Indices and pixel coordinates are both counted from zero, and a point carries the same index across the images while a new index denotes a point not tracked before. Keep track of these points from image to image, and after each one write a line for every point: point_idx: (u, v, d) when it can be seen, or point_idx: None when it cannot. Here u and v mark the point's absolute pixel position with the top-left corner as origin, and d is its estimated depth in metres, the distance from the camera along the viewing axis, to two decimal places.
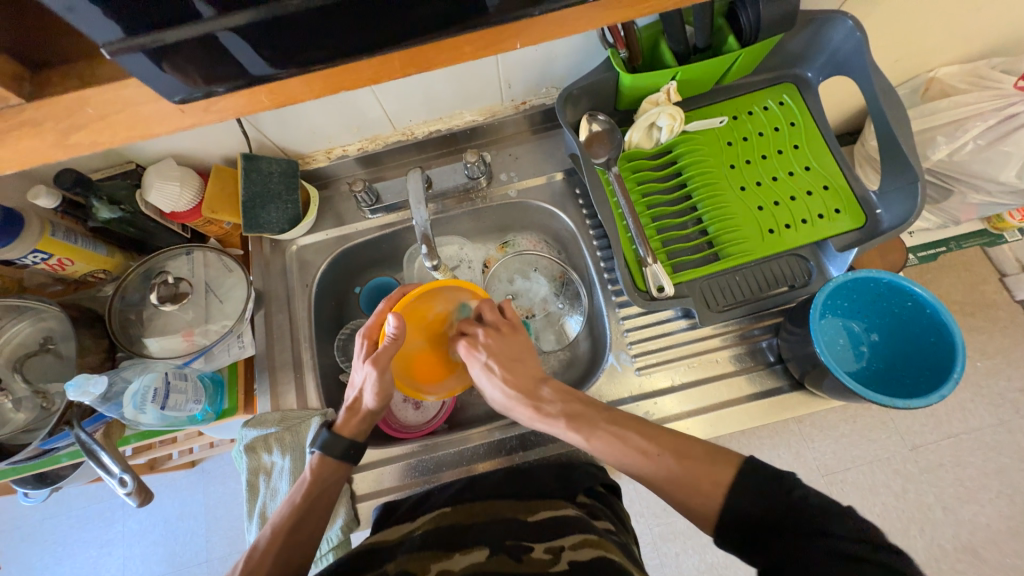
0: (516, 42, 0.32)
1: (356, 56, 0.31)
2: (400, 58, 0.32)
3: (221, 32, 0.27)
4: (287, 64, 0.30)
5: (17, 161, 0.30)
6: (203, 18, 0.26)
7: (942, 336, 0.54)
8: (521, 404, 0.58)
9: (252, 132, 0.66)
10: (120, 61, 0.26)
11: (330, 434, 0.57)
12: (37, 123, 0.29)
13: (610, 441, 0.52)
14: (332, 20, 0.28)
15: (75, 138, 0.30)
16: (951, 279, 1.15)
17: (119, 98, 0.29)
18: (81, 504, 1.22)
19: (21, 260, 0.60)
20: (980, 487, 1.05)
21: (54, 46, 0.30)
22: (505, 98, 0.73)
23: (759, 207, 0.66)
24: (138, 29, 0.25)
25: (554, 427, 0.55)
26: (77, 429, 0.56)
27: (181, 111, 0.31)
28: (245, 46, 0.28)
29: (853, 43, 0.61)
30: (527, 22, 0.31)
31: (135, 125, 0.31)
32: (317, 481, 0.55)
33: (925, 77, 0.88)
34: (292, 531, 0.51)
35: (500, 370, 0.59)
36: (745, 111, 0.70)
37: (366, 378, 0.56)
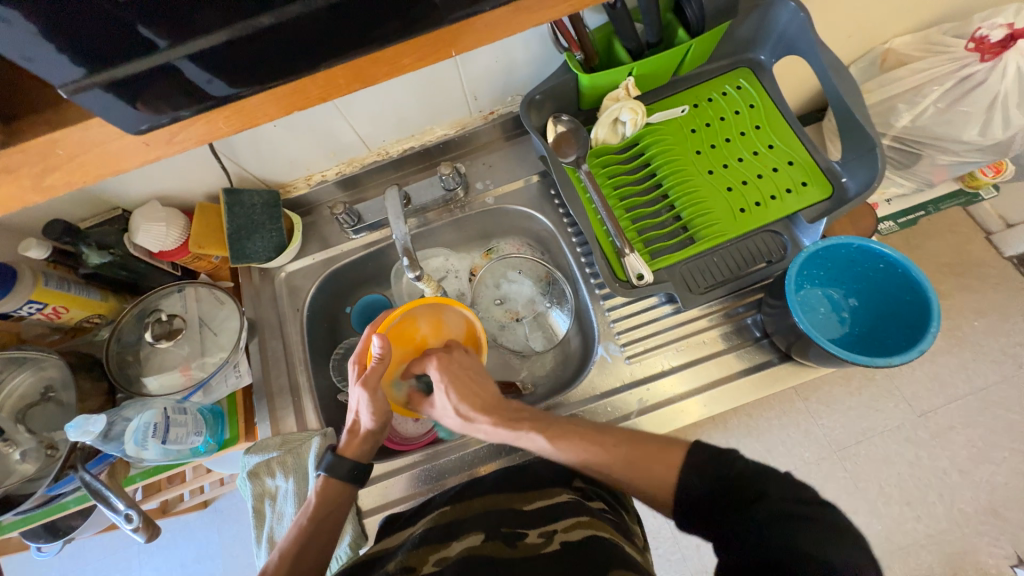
0: (452, 49, 0.35)
1: (308, 73, 0.33)
2: (344, 75, 0.34)
3: (179, 62, 0.29)
4: (243, 87, 0.32)
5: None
6: (162, 50, 0.28)
7: (916, 294, 0.55)
8: (483, 419, 0.56)
9: (232, 167, 0.69)
10: (76, 99, 0.29)
11: (335, 456, 0.57)
12: (13, 169, 0.31)
13: (601, 426, 0.53)
14: (280, 43, 0.30)
15: (50, 179, 0.32)
16: (939, 243, 1.16)
17: (89, 138, 0.31)
18: (97, 556, 1.22)
19: (17, 312, 0.62)
20: (993, 446, 1.04)
21: (24, 96, 0.32)
22: (473, 110, 0.75)
23: (728, 189, 0.68)
24: (102, 66, 0.28)
25: (515, 437, 0.54)
26: (81, 472, 0.57)
27: (145, 145, 0.33)
28: (200, 72, 0.30)
29: (798, 23, 0.63)
30: (466, 27, 0.33)
31: (107, 162, 0.33)
32: (322, 504, 0.55)
33: (881, 50, 0.91)
34: (300, 557, 0.52)
35: (458, 390, 0.58)
36: (705, 98, 0.72)
37: (360, 400, 0.57)
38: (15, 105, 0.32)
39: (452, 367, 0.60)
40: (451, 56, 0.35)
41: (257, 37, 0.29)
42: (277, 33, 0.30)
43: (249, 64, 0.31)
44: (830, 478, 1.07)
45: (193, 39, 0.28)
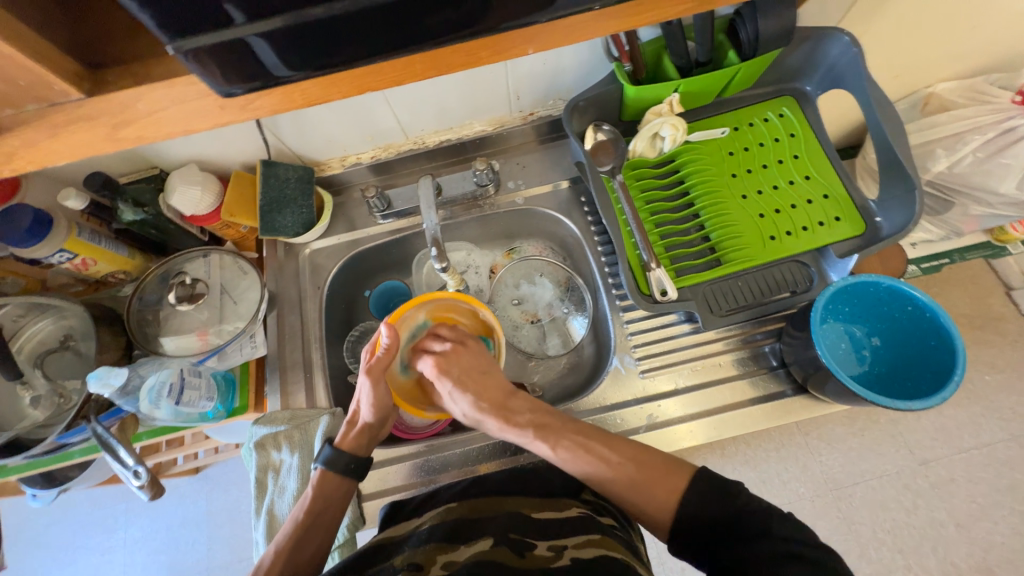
0: (527, 47, 0.35)
1: (381, 58, 0.33)
2: (422, 61, 0.34)
3: (250, 38, 0.28)
4: (318, 69, 0.32)
5: (72, 153, 0.33)
6: (236, 26, 0.28)
7: (942, 339, 0.55)
8: (490, 416, 0.56)
9: (272, 140, 0.70)
10: (183, 56, 0.28)
11: (334, 449, 0.56)
12: (92, 117, 0.31)
13: (580, 450, 0.51)
14: (357, 29, 0.30)
15: (125, 132, 0.32)
16: (958, 292, 1.15)
17: (167, 96, 0.32)
18: (86, 509, 1.23)
19: (48, 259, 0.63)
20: (993, 504, 1.03)
21: (108, 48, 0.32)
22: (513, 109, 0.75)
23: (761, 215, 0.68)
24: (183, 37, 0.27)
25: (520, 438, 0.54)
26: (94, 423, 0.58)
27: (220, 107, 0.33)
28: (270, 50, 0.30)
29: (849, 58, 0.63)
30: (538, 29, 0.33)
31: (178, 121, 0.33)
32: (318, 498, 0.54)
33: (924, 93, 0.90)
34: (293, 552, 0.51)
35: (463, 385, 0.58)
36: (746, 122, 0.72)
37: (362, 391, 0.58)
38: (98, 55, 0.32)
39: (454, 365, 0.59)
40: (527, 55, 0.35)
41: (336, 20, 0.29)
42: (363, 19, 0.29)
43: (319, 50, 0.31)
44: (824, 517, 1.05)
45: (267, 19, 0.28)
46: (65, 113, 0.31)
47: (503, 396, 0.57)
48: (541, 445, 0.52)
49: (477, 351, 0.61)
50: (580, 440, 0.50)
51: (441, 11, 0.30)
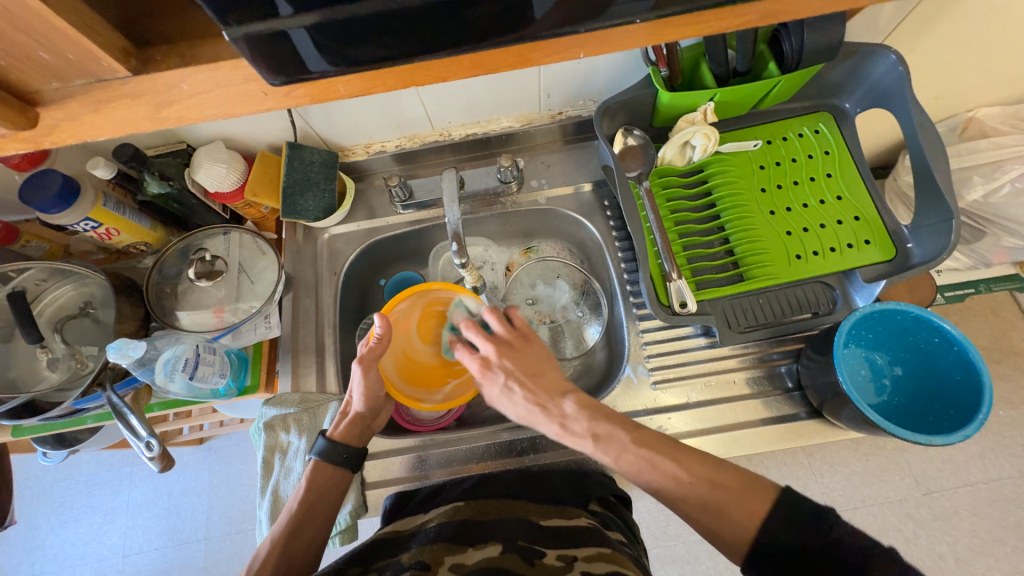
0: (580, 52, 0.34)
1: (428, 56, 0.32)
2: (471, 60, 0.33)
3: (295, 30, 0.28)
4: (363, 65, 0.32)
5: (114, 130, 0.33)
6: (280, 17, 0.27)
7: (969, 375, 0.54)
8: (545, 418, 0.52)
9: (299, 123, 0.69)
10: (238, 42, 0.28)
11: (326, 441, 0.57)
12: (136, 96, 0.31)
13: (642, 464, 0.49)
14: (407, 27, 0.29)
15: (166, 112, 0.32)
16: (978, 322, 1.12)
17: (211, 80, 0.32)
18: (92, 470, 1.26)
19: (74, 227, 0.63)
20: (996, 540, 1.01)
21: (155, 26, 0.32)
22: (542, 106, 0.74)
23: (788, 232, 0.66)
24: (234, 24, 0.27)
25: (578, 444, 0.51)
26: (110, 392, 0.59)
27: (264, 94, 0.33)
28: (309, 43, 0.29)
29: (894, 77, 0.61)
30: (592, 35, 0.33)
31: (220, 105, 0.33)
32: (312, 488, 0.55)
33: (965, 116, 0.87)
34: (289, 541, 0.51)
35: (524, 383, 0.53)
36: (780, 136, 0.70)
37: (354, 380, 0.57)
38: (144, 33, 0.32)
39: (509, 363, 0.54)
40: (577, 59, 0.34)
41: (391, 16, 0.28)
42: (415, 17, 0.28)
43: (365, 48, 0.30)
44: None
45: (317, 10, 0.27)
46: (109, 90, 0.31)
47: (561, 397, 0.53)
48: (601, 455, 0.50)
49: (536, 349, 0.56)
50: (652, 451, 0.49)
51: (494, 13, 0.29)
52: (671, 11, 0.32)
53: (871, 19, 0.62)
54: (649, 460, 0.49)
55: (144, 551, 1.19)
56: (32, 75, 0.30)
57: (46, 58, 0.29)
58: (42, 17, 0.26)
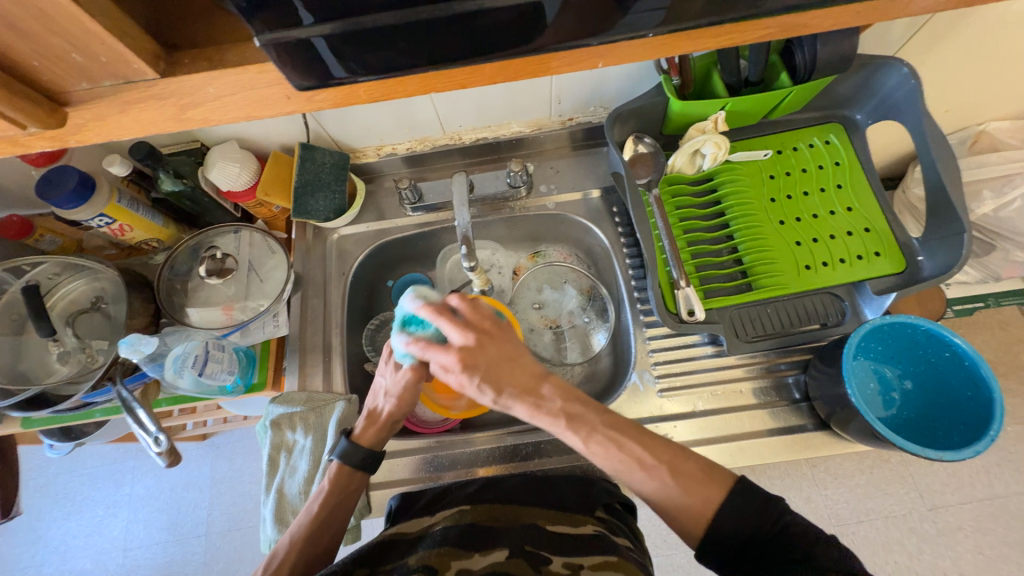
0: (599, 61, 0.35)
1: (448, 65, 0.32)
2: (490, 68, 0.34)
3: (319, 39, 0.28)
4: (385, 73, 0.32)
5: (139, 129, 0.33)
6: (306, 27, 0.27)
7: (979, 391, 0.54)
8: (517, 403, 0.47)
9: (313, 124, 0.70)
10: (267, 49, 0.29)
11: (350, 443, 0.56)
12: (163, 97, 0.32)
13: (611, 447, 0.46)
14: (431, 38, 0.30)
15: (191, 114, 0.33)
16: (986, 337, 1.11)
17: (237, 83, 0.32)
18: (96, 462, 1.27)
19: (88, 222, 0.64)
20: (1001, 558, 1.00)
21: (182, 31, 0.33)
22: (553, 112, 0.75)
23: (797, 243, 0.66)
24: (261, 30, 0.27)
25: (548, 425, 0.47)
26: (118, 387, 0.59)
27: (287, 97, 0.33)
28: (334, 53, 0.30)
29: (906, 90, 0.61)
30: (612, 45, 0.33)
31: (244, 107, 0.33)
32: (336, 490, 0.54)
33: (975, 130, 0.87)
34: (306, 544, 0.51)
35: (486, 382, 0.47)
36: (790, 146, 0.71)
37: (399, 382, 0.55)
38: (172, 37, 0.33)
39: (483, 357, 0.48)
40: (596, 69, 0.35)
41: (417, 26, 0.28)
42: (439, 27, 0.29)
43: (388, 57, 0.31)
44: None
45: (343, 20, 0.27)
46: (137, 91, 0.32)
47: (536, 380, 0.49)
48: (571, 436, 0.46)
49: (508, 337, 0.50)
50: (617, 430, 0.47)
51: (517, 25, 0.29)
52: (690, 24, 0.32)
53: (884, 31, 0.62)
54: (616, 444, 0.46)
55: (145, 545, 1.20)
56: (62, 77, 0.31)
57: (77, 59, 0.29)
58: (76, 19, 0.26)
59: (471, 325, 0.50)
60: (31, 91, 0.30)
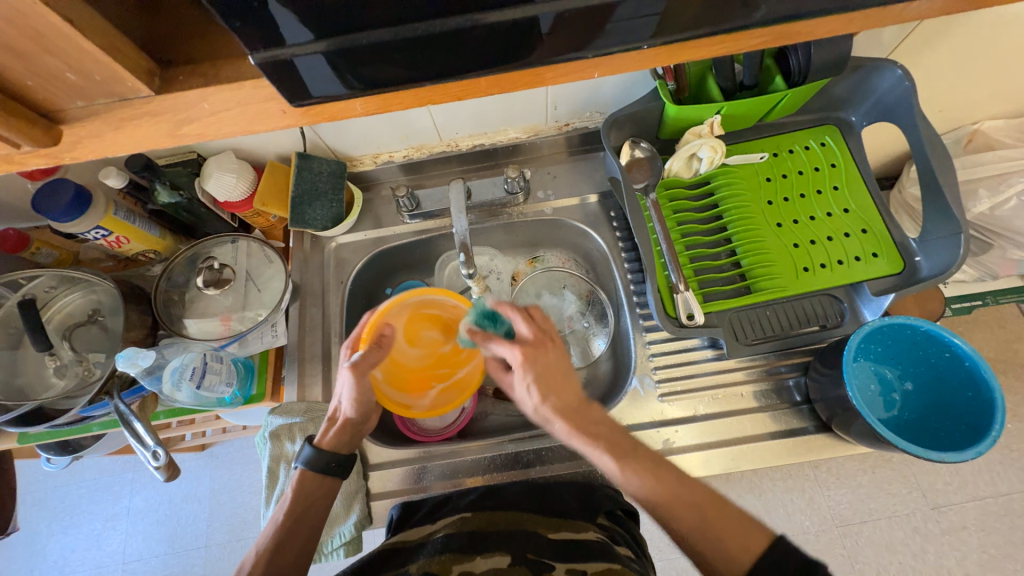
0: (594, 71, 0.34)
1: (444, 78, 0.32)
2: (486, 79, 0.34)
3: (315, 54, 0.28)
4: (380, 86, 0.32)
5: (134, 146, 0.33)
6: (301, 42, 0.27)
7: (980, 392, 0.54)
8: (560, 418, 0.49)
9: (309, 134, 0.70)
10: (262, 66, 0.29)
11: (313, 449, 0.55)
12: (158, 113, 0.32)
13: (650, 477, 0.46)
14: (425, 50, 0.29)
15: (186, 130, 0.33)
16: (984, 334, 1.12)
17: (232, 98, 0.32)
18: (94, 475, 1.25)
19: (85, 234, 0.64)
20: (1005, 556, 0.99)
21: (177, 47, 0.33)
22: (550, 118, 0.75)
23: (795, 245, 0.66)
24: (255, 48, 0.27)
25: (587, 449, 0.48)
26: (117, 400, 0.59)
27: (282, 112, 0.33)
28: (330, 68, 0.29)
29: (900, 92, 0.61)
30: (608, 56, 0.33)
31: (239, 122, 0.33)
32: (302, 498, 0.54)
33: (969, 129, 0.87)
34: (274, 554, 0.50)
35: (538, 385, 0.50)
36: (786, 149, 0.71)
37: (343, 384, 0.55)
38: (166, 52, 0.33)
39: (541, 359, 0.50)
40: (590, 78, 0.35)
41: (413, 39, 0.28)
42: (435, 40, 0.29)
43: (382, 71, 0.30)
44: (828, 553, 1.02)
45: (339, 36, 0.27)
46: (132, 108, 0.32)
47: (582, 402, 0.50)
48: (610, 463, 0.47)
49: (564, 350, 0.52)
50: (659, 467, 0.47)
51: (512, 38, 0.29)
52: (687, 33, 0.32)
53: (878, 33, 0.62)
54: (655, 475, 0.46)
55: (144, 558, 1.18)
56: (56, 95, 0.31)
57: (71, 79, 0.29)
58: (71, 38, 0.26)
59: (540, 329, 0.53)
60: (24, 110, 0.30)
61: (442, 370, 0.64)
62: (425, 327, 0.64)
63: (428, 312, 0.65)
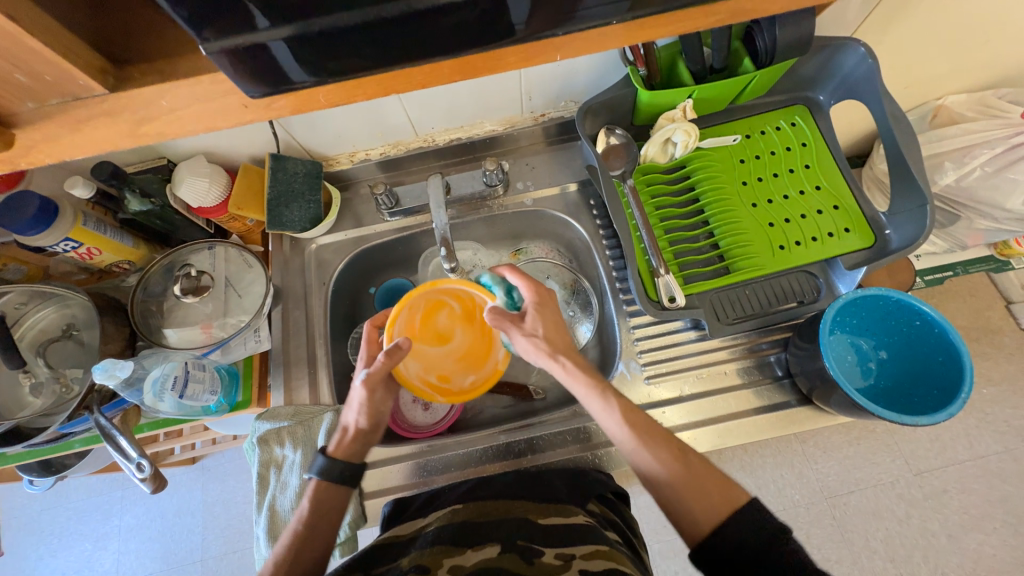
0: (557, 54, 0.35)
1: (406, 65, 0.32)
2: (449, 66, 0.34)
3: (272, 43, 0.28)
4: (342, 74, 0.32)
5: (92, 148, 0.32)
6: (257, 32, 0.27)
7: (950, 356, 0.56)
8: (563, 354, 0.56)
9: (281, 134, 0.69)
10: (215, 56, 0.28)
11: (326, 458, 0.55)
12: (115, 113, 0.31)
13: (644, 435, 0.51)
14: (385, 35, 0.29)
15: (145, 128, 0.32)
16: (958, 304, 1.16)
17: (191, 93, 0.31)
18: (81, 496, 1.22)
19: (53, 247, 0.62)
20: (985, 516, 1.03)
21: (131, 44, 0.32)
22: (525, 109, 0.75)
23: (770, 224, 0.68)
24: (208, 38, 0.27)
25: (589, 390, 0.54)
26: (96, 415, 0.58)
27: (244, 106, 0.33)
28: (289, 58, 0.29)
29: (865, 69, 0.62)
30: (570, 37, 0.33)
31: (201, 119, 0.33)
32: (316, 506, 0.53)
33: (934, 105, 0.90)
34: (295, 560, 0.49)
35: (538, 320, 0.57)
36: (758, 130, 0.72)
37: (357, 397, 0.55)
38: (118, 49, 0.32)
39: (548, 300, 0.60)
40: (555, 61, 0.35)
41: (372, 26, 0.28)
42: (397, 26, 0.29)
43: (342, 59, 0.30)
44: (818, 525, 1.05)
45: (292, 24, 0.27)
46: (87, 108, 0.31)
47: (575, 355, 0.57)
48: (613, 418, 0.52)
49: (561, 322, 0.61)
50: (651, 423, 0.52)
51: (473, 20, 0.29)
52: (652, 11, 0.32)
53: (841, 12, 0.64)
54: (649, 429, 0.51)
55: None
56: (6, 96, 0.30)
57: (21, 79, 0.29)
58: (15, 36, 0.26)
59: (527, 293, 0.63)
60: None
61: (477, 319, 0.65)
62: (432, 325, 0.64)
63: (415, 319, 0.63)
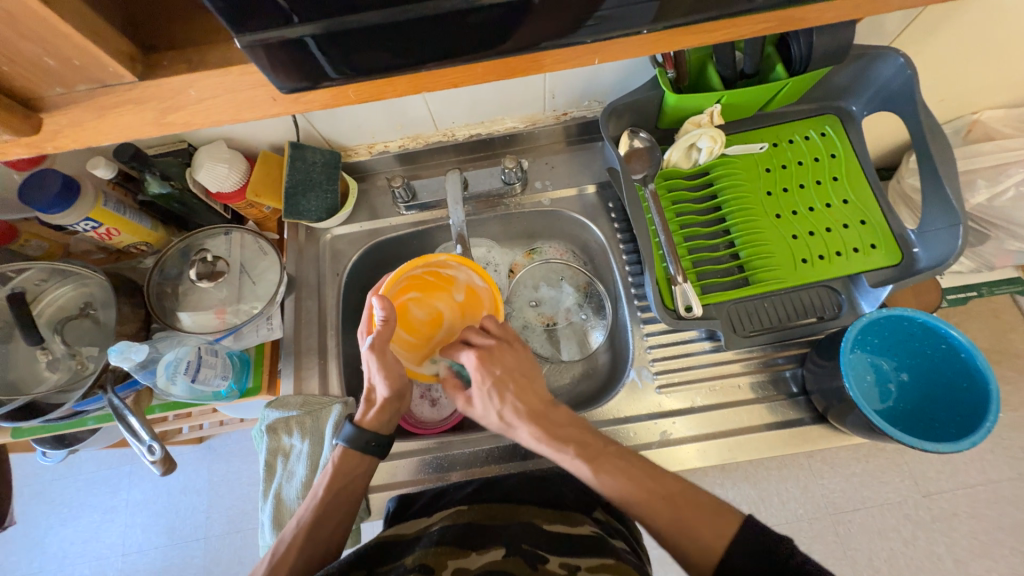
0: (594, 57, 0.34)
1: (438, 64, 0.31)
2: (483, 66, 0.33)
3: (307, 38, 0.27)
4: (372, 71, 0.31)
5: (118, 135, 0.32)
6: (292, 25, 0.26)
7: (976, 382, 0.54)
8: (525, 423, 0.54)
9: (302, 123, 0.69)
10: (248, 50, 0.28)
11: (354, 427, 0.55)
12: (141, 101, 0.31)
13: (622, 477, 0.48)
14: (421, 33, 0.28)
15: (171, 118, 0.32)
16: (978, 325, 1.13)
17: (219, 84, 0.31)
18: (92, 468, 1.25)
19: (74, 226, 0.62)
20: (995, 542, 1.01)
21: (160, 33, 0.32)
22: (547, 107, 0.74)
23: (793, 237, 0.66)
24: (240, 31, 0.26)
25: (556, 453, 0.52)
26: (110, 394, 0.58)
27: (272, 99, 0.32)
28: (321, 53, 0.29)
29: (903, 80, 0.60)
30: (608, 41, 0.32)
31: (227, 110, 0.32)
32: (338, 476, 0.54)
33: (969, 119, 0.87)
34: (313, 528, 0.51)
35: (511, 390, 0.55)
36: (785, 139, 0.70)
37: (371, 366, 0.55)
38: (147, 38, 0.31)
39: (501, 364, 0.56)
40: (590, 65, 0.34)
41: (407, 24, 0.28)
42: (429, 24, 0.28)
43: (373, 55, 0.29)
44: (821, 540, 1.04)
45: (326, 19, 0.27)
46: (114, 96, 0.31)
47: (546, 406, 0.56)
48: (582, 467, 0.50)
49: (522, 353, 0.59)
50: (623, 465, 0.49)
51: (510, 18, 0.28)
52: (696, 17, 0.31)
53: (880, 21, 0.62)
54: (626, 473, 0.48)
55: (144, 549, 1.19)
56: (36, 82, 0.30)
57: (50, 64, 0.28)
58: (47, 22, 0.25)
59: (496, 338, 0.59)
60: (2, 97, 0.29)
61: (437, 280, 0.63)
62: (421, 319, 0.63)
63: (408, 335, 0.62)
